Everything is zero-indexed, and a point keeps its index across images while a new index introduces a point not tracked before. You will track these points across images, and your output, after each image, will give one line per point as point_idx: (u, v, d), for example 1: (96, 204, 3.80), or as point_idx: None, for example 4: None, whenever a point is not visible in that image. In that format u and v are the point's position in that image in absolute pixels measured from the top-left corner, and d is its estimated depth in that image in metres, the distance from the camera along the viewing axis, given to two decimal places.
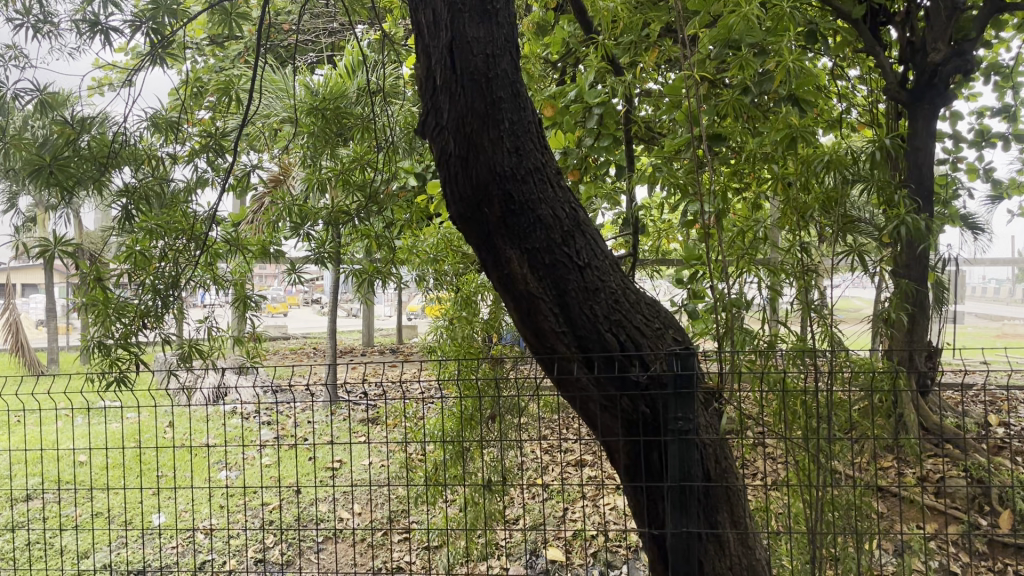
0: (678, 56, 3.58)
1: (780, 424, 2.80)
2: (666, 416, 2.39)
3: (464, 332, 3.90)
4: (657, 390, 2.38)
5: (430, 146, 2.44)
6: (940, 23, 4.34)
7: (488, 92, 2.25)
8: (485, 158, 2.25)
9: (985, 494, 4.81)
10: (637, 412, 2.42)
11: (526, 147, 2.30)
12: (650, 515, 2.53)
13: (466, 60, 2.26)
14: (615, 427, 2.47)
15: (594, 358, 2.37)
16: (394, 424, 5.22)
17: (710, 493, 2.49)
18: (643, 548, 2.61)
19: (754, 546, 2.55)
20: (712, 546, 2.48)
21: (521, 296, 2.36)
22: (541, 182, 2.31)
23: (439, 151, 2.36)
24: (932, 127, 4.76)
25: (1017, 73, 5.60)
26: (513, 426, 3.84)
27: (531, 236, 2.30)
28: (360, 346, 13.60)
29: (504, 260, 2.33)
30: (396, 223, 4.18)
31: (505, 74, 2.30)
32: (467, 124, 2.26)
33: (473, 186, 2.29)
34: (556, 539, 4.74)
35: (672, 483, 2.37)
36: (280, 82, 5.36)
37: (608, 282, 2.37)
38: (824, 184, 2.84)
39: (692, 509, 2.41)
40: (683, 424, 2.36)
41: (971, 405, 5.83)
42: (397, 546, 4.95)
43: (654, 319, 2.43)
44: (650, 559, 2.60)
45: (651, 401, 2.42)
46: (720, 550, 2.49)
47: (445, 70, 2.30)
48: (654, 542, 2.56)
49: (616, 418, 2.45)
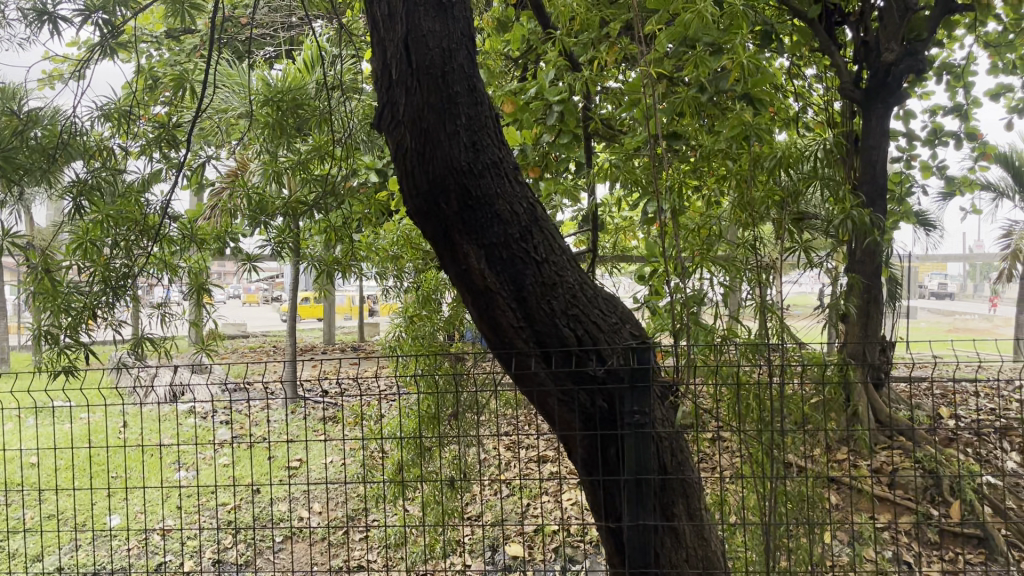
0: (638, 54, 3.61)
1: (733, 417, 2.86)
2: (622, 410, 2.40)
3: (425, 330, 3.90)
4: (615, 384, 2.39)
5: (387, 141, 2.42)
6: (892, 25, 4.44)
7: (444, 86, 2.24)
8: (443, 153, 2.24)
9: (936, 485, 4.94)
10: (594, 406, 2.43)
11: (483, 142, 2.29)
12: (607, 508, 2.54)
13: (421, 54, 2.26)
14: (572, 422, 2.47)
15: (551, 352, 2.37)
16: (354, 422, 5.19)
17: (666, 485, 2.51)
18: (600, 540, 2.63)
19: (709, 537, 2.58)
20: (667, 538, 2.50)
21: (479, 292, 2.35)
22: (499, 177, 2.31)
23: (395, 145, 2.34)
24: (885, 126, 4.86)
25: (968, 73, 5.74)
26: (474, 422, 3.84)
27: (488, 231, 2.29)
28: (320, 344, 13.46)
29: (462, 255, 2.33)
30: (356, 219, 4.17)
31: (461, 68, 2.29)
32: (424, 118, 2.25)
33: (429, 179, 2.28)
34: (518, 535, 4.76)
35: (628, 476, 2.38)
36: (237, 77, 5.30)
37: (565, 277, 2.38)
38: (778, 181, 2.89)
39: (648, 502, 2.42)
40: (639, 418, 2.38)
41: (923, 398, 5.98)
42: (357, 545, 4.93)
43: (611, 314, 2.45)
44: (607, 551, 2.62)
45: (609, 395, 2.43)
46: (676, 542, 2.51)
47: (400, 64, 2.29)
48: (611, 535, 2.58)
49: (573, 412, 2.46)
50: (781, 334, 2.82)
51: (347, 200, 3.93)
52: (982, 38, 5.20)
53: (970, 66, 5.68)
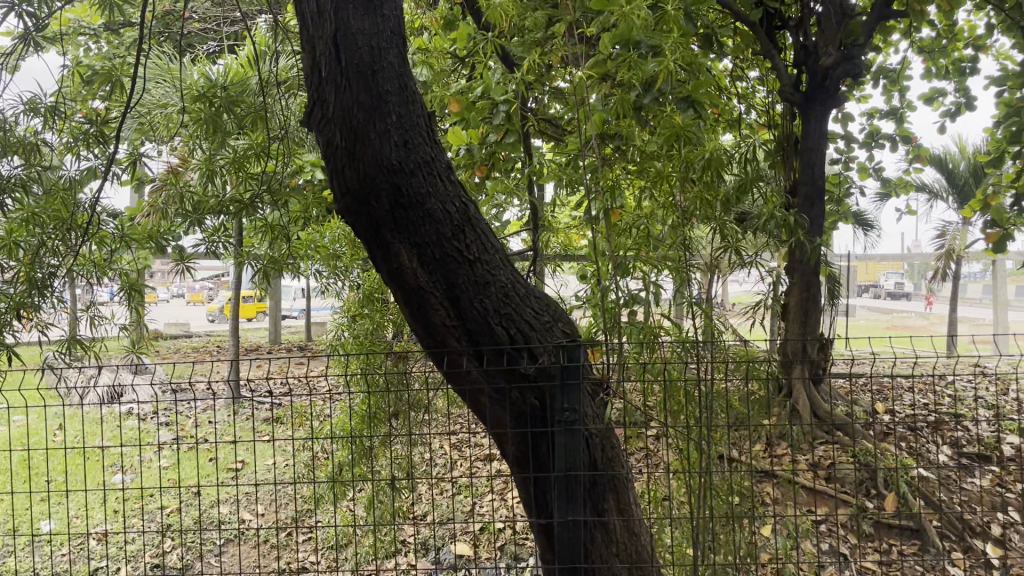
0: (581, 54, 3.64)
1: (666, 415, 2.90)
2: (554, 408, 2.41)
3: (369, 329, 3.88)
4: (546, 382, 2.40)
5: (317, 139, 2.40)
6: (830, 30, 4.55)
7: (374, 85, 2.24)
8: (373, 151, 2.23)
9: (871, 478, 5.08)
10: (526, 404, 2.44)
11: (414, 141, 2.29)
12: (538, 504, 2.56)
13: (351, 53, 2.25)
14: (504, 420, 2.48)
15: (484, 351, 2.39)
16: (298, 422, 5.14)
17: (596, 481, 2.54)
18: (532, 537, 2.64)
19: (639, 532, 2.62)
20: (598, 533, 2.53)
21: (411, 291, 2.35)
22: (430, 177, 2.30)
23: (326, 144, 2.32)
24: (823, 128, 4.97)
25: (903, 77, 5.91)
26: (418, 422, 3.84)
27: (420, 230, 2.29)
28: (267, 343, 13.27)
29: (394, 254, 2.32)
30: (298, 217, 4.12)
31: (391, 66, 2.29)
32: (354, 116, 2.24)
33: (360, 177, 2.26)
34: (464, 533, 4.76)
35: (558, 473, 2.40)
36: (178, 71, 5.20)
37: (498, 276, 2.39)
38: (713, 182, 2.95)
39: (578, 498, 2.44)
40: (569, 415, 2.39)
41: (860, 393, 6.14)
42: (301, 547, 4.88)
43: (544, 312, 2.47)
44: (539, 548, 2.63)
45: (541, 393, 2.44)
46: (607, 538, 2.53)
47: (330, 62, 2.27)
48: (543, 532, 2.59)
49: (505, 410, 2.46)
50: (715, 333, 2.87)
51: (288, 198, 3.89)
52: (915, 43, 5.34)
53: (905, 71, 5.84)
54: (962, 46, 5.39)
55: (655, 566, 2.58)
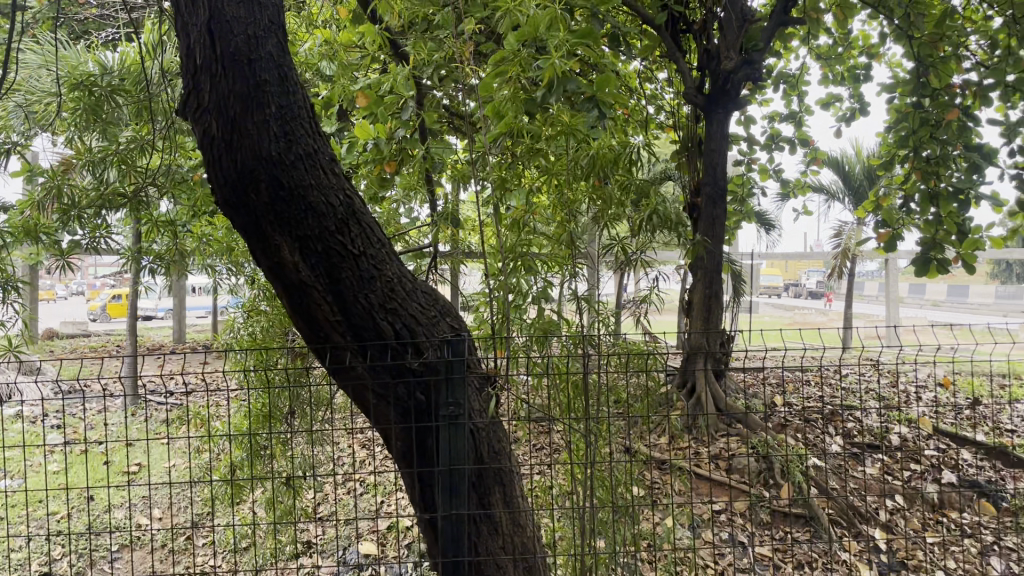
0: (486, 50, 3.62)
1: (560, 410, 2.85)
2: (439, 402, 2.40)
3: (268, 325, 3.78)
4: (431, 376, 2.40)
5: (194, 130, 2.32)
6: (731, 34, 4.65)
7: (251, 75, 2.19)
8: (250, 142, 2.17)
9: (769, 468, 5.23)
10: (411, 398, 2.43)
11: (295, 133, 2.25)
12: (424, 499, 2.55)
13: (227, 41, 2.19)
14: (389, 415, 2.47)
15: (368, 346, 2.37)
16: (199, 422, 4.97)
17: (482, 474, 2.55)
18: (419, 531, 2.63)
19: (525, 524, 2.64)
20: (485, 527, 2.54)
21: (293, 286, 2.30)
22: (313, 169, 2.26)
23: (201, 134, 2.24)
24: (725, 130, 5.01)
25: (801, 82, 6.11)
26: (319, 420, 3.76)
27: (301, 224, 2.24)
28: (172, 343, 12.82)
29: (274, 248, 2.26)
30: (195, 211, 3.99)
31: (270, 57, 2.24)
32: (230, 107, 2.18)
33: (238, 170, 2.20)
34: (371, 532, 4.69)
35: (442, 467, 2.39)
36: (70, 58, 4.97)
37: (383, 271, 2.37)
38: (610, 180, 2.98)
39: (462, 492, 2.44)
40: (454, 409, 2.37)
41: (760, 387, 6.33)
42: (201, 550, 4.73)
43: (430, 307, 2.47)
44: (426, 542, 2.63)
45: (427, 388, 2.44)
46: (493, 531, 2.55)
47: (205, 50, 2.21)
48: (429, 526, 2.58)
49: (389, 405, 2.45)
50: (610, 328, 2.91)
51: (184, 190, 3.76)
52: (813, 50, 5.53)
53: (803, 76, 6.05)
54: (856, 53, 5.54)
55: (541, 558, 2.60)
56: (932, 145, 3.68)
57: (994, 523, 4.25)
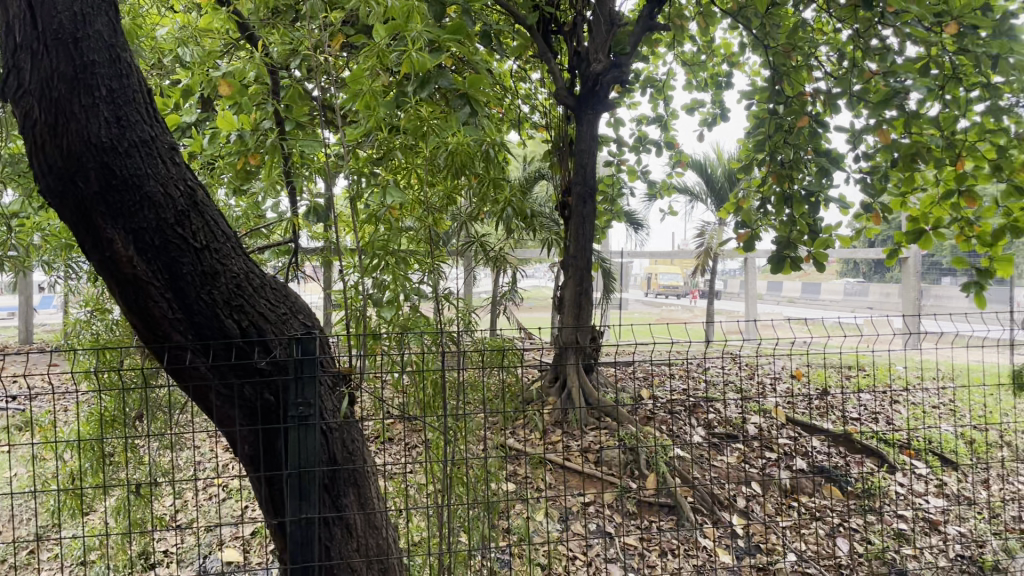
0: (352, 41, 3.51)
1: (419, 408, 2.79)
2: (287, 402, 2.35)
3: (113, 322, 3.53)
4: (280, 375, 2.35)
5: (12, 112, 2.11)
6: (600, 36, 4.72)
7: (78, 54, 2.01)
8: (77, 126, 2.00)
9: (635, 460, 5.34)
10: (259, 398, 2.36)
11: (129, 118, 2.09)
12: (272, 504, 2.47)
13: (51, 17, 2.01)
14: (234, 417, 2.37)
15: (212, 345, 2.24)
16: (40, 430, 4.61)
17: (335, 476, 2.47)
18: (269, 538, 2.55)
19: (379, 525, 2.61)
20: (339, 530, 2.47)
21: (127, 282, 2.12)
22: (149, 157, 2.11)
23: (21, 117, 2.05)
24: (594, 130, 5.14)
25: (668, 86, 6.28)
26: (170, 422, 3.54)
27: (137, 215, 2.08)
28: (17, 344, 11.91)
29: (106, 240, 2.08)
30: (32, 200, 3.68)
31: (100, 36, 2.08)
32: (54, 88, 2.00)
33: (63, 156, 2.02)
34: (231, 540, 4.47)
35: (291, 470, 2.24)
36: None
37: (229, 266, 2.26)
38: (477, 175, 2.93)
39: (315, 494, 2.29)
40: (304, 409, 2.24)
41: (628, 381, 6.47)
42: (41, 566, 4.38)
43: (279, 303, 2.40)
44: (277, 548, 2.55)
45: (275, 387, 2.37)
46: (348, 534, 2.49)
47: (24, 26, 2.01)
48: (279, 532, 2.51)
49: (234, 406, 2.35)
50: (474, 325, 2.86)
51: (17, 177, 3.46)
52: (679, 56, 5.71)
53: (670, 81, 6.22)
54: (719, 62, 5.75)
55: (396, 558, 2.56)
56: (785, 150, 3.86)
57: (839, 505, 4.52)
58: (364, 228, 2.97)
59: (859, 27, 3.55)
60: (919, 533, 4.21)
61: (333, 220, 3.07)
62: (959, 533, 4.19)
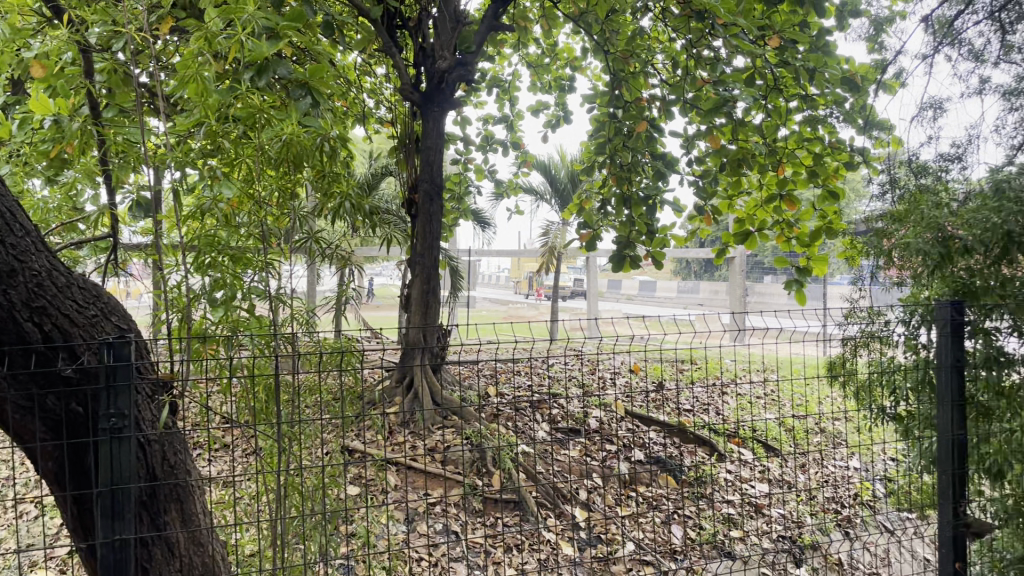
0: (175, 22, 3.23)
1: (249, 416, 2.61)
2: (98, 413, 2.17)
3: None
4: (89, 384, 2.15)
5: None
6: (446, 34, 4.63)
7: None
8: None
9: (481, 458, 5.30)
10: (65, 411, 2.15)
11: None
12: (81, 525, 2.26)
13: None
14: (34, 431, 2.14)
15: (7, 352, 2.01)
16: None
17: (154, 492, 2.30)
18: (77, 562, 2.33)
19: (204, 542, 2.45)
20: (158, 551, 2.30)
21: None
22: None
23: None
24: (441, 128, 5.07)
25: (514, 86, 6.29)
26: None
27: None
28: None
29: None
30: None
31: None
32: None
33: None
34: (39, 563, 4.05)
35: (101, 489, 1.98)
36: None
37: (27, 264, 2.02)
38: (314, 169, 2.77)
39: (128, 515, 2.01)
40: (116, 421, 1.98)
41: (475, 378, 6.43)
42: None
43: (88, 304, 2.19)
44: (85, 572, 2.34)
45: (83, 397, 2.18)
46: (168, 553, 2.32)
47: None
48: (88, 555, 2.30)
49: (34, 419, 2.12)
50: (310, 326, 2.71)
51: None
52: (524, 57, 5.75)
53: (515, 81, 6.22)
54: (562, 64, 5.81)
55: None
56: (624, 153, 3.94)
57: (675, 494, 4.67)
58: (188, 223, 2.75)
59: (693, 37, 3.68)
60: (745, 517, 4.45)
61: (155, 213, 2.82)
62: (779, 516, 4.46)
